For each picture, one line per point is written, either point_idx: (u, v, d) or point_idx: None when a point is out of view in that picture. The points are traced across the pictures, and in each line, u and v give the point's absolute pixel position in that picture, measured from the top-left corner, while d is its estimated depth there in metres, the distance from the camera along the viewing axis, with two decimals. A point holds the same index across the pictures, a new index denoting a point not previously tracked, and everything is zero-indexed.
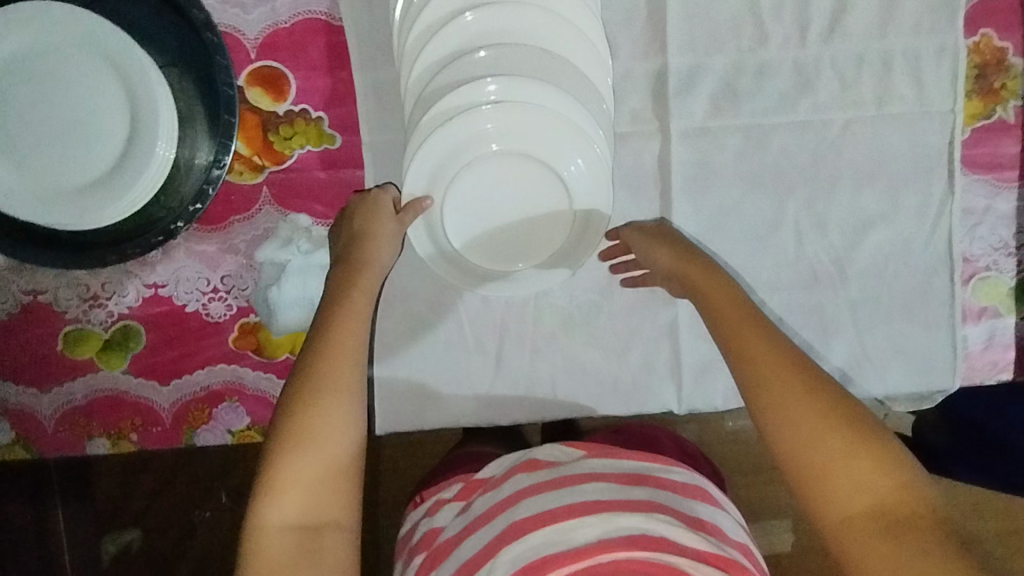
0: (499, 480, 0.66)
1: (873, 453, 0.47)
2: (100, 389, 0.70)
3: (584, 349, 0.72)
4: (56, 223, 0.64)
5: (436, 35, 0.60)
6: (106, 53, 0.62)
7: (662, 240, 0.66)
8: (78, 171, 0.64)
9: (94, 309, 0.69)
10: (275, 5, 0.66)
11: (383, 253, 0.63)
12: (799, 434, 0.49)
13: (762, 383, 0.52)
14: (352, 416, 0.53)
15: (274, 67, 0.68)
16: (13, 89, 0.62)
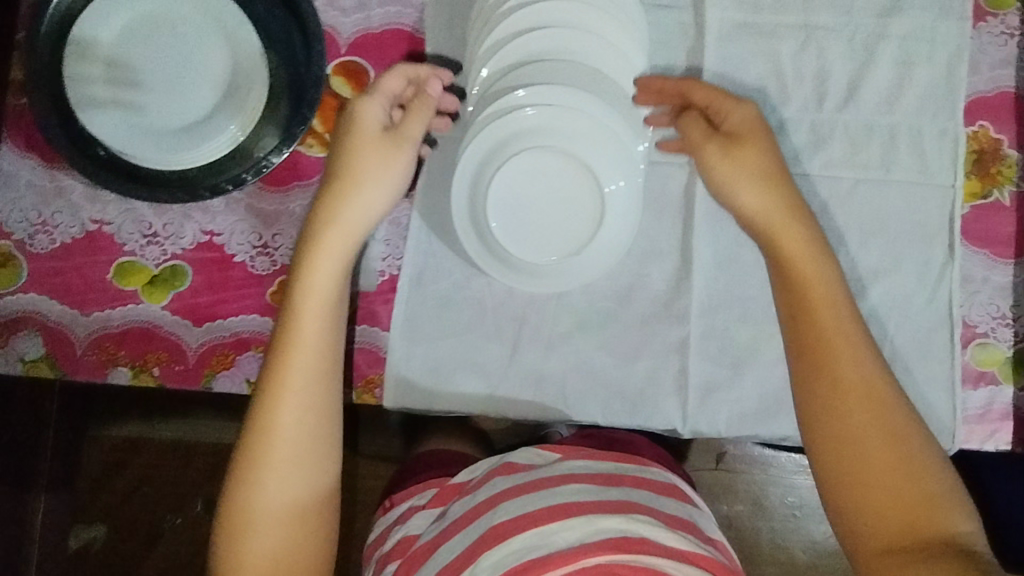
0: (477, 485, 0.65)
1: (908, 486, 0.55)
2: (137, 319, 0.73)
3: (594, 350, 0.75)
4: (149, 158, 0.72)
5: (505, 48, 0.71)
6: (223, 25, 0.73)
7: (737, 177, 0.68)
8: (174, 118, 0.73)
9: (150, 245, 0.74)
10: (371, 14, 0.79)
11: (333, 264, 0.63)
12: (840, 460, 0.57)
13: (835, 396, 0.59)
14: (302, 456, 0.60)
15: (359, 62, 0.78)
16: (138, 44, 0.73)
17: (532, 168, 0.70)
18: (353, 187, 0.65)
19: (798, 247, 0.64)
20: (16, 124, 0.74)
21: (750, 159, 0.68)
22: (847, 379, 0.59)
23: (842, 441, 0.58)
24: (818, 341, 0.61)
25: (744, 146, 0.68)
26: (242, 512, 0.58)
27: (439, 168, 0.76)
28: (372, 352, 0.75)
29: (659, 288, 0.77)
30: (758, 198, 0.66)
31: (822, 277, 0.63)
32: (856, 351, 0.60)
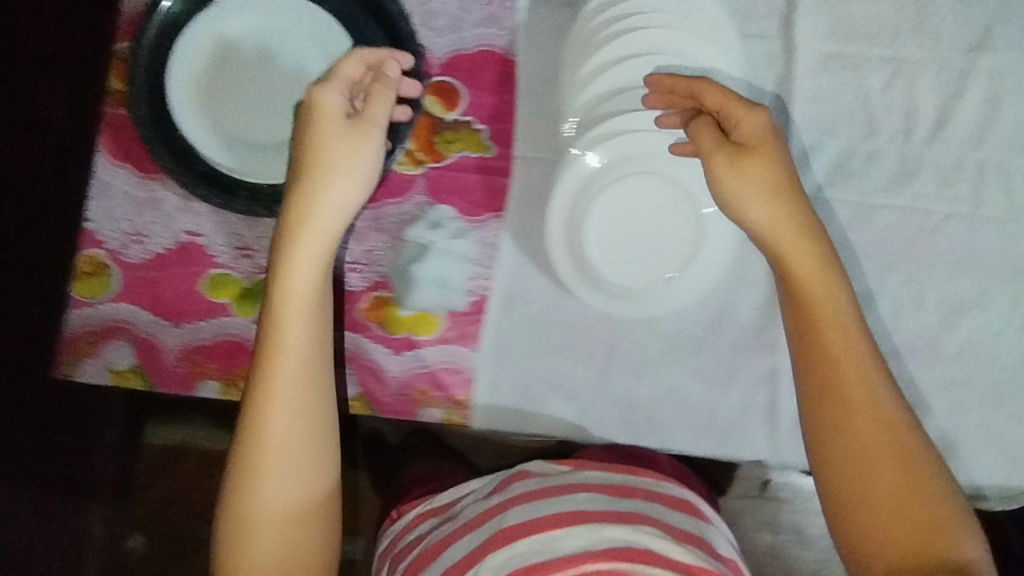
0: (484, 492, 0.65)
1: (912, 509, 0.57)
2: (227, 333, 0.73)
3: (686, 380, 0.76)
4: (244, 173, 0.72)
5: (609, 71, 0.70)
6: (321, 43, 0.73)
7: (751, 191, 0.63)
8: (269, 134, 0.73)
9: (242, 258, 0.74)
10: (463, 34, 0.78)
11: (312, 264, 0.61)
12: (854, 479, 0.59)
13: (844, 423, 0.60)
14: (298, 454, 0.59)
15: (450, 82, 0.78)
16: (235, 58, 0.72)
17: (633, 191, 0.69)
18: (323, 180, 0.61)
19: (809, 264, 0.62)
20: (112, 133, 0.74)
21: (761, 168, 0.63)
22: (859, 405, 0.60)
23: (852, 467, 0.59)
24: (824, 369, 0.61)
25: (750, 159, 0.63)
26: (236, 521, 0.58)
27: (532, 192, 0.76)
28: (461, 373, 0.74)
29: (748, 317, 0.76)
30: (770, 215, 0.63)
31: (823, 303, 0.62)
32: (862, 375, 0.60)
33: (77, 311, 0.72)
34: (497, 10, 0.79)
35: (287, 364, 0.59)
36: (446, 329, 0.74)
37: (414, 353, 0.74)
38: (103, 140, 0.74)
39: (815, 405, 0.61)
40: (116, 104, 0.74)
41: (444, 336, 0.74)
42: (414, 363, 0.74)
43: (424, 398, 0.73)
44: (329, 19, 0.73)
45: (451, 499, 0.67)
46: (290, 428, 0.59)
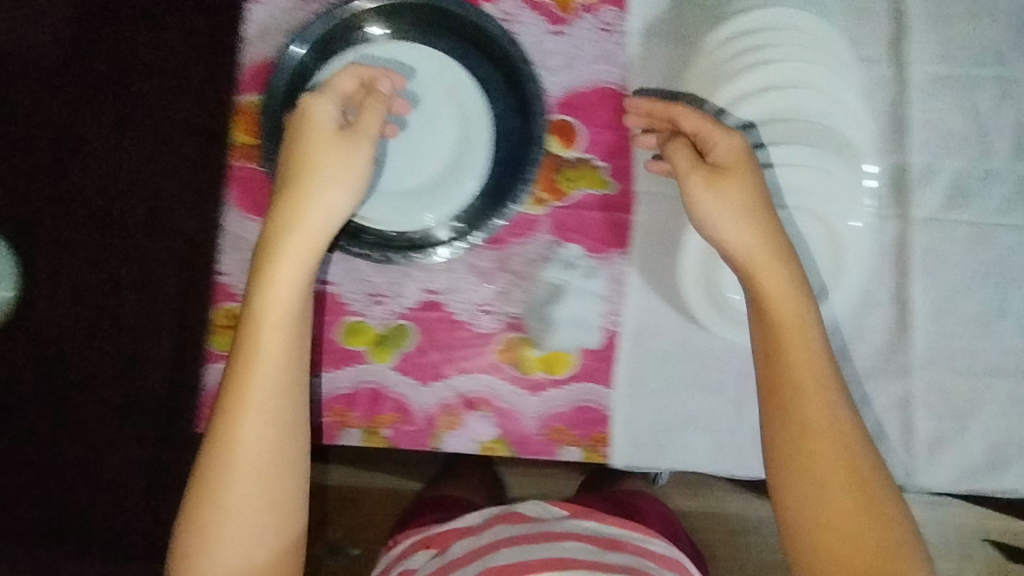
0: (480, 528, 0.70)
1: (864, 526, 0.60)
2: (364, 380, 0.73)
3: None
4: (382, 222, 0.72)
5: (744, 104, 0.71)
6: (450, 89, 0.74)
7: (729, 205, 0.65)
8: (402, 182, 0.73)
9: (374, 305, 0.74)
10: (578, 72, 0.78)
11: (291, 283, 0.62)
12: (815, 487, 0.61)
13: (802, 437, 0.62)
14: (269, 470, 0.61)
15: (568, 121, 0.78)
16: None
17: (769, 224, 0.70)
18: (298, 202, 0.63)
19: (780, 290, 0.64)
20: (242, 186, 0.75)
21: (743, 201, 0.65)
22: (815, 422, 0.62)
23: (802, 476, 0.62)
24: (791, 382, 0.63)
25: (729, 189, 0.65)
26: (203, 522, 0.60)
27: (656, 228, 0.77)
28: (596, 410, 0.74)
29: (877, 342, 0.77)
30: (749, 232, 0.64)
31: (801, 329, 0.63)
32: (825, 395, 0.63)
33: (217, 365, 0.74)
34: (610, 46, 0.79)
35: (265, 382, 0.61)
36: (579, 367, 0.74)
37: (549, 392, 0.74)
38: (233, 194, 0.75)
39: (780, 415, 0.63)
40: (241, 158, 0.75)
41: (577, 373, 0.74)
42: (550, 403, 0.74)
43: (562, 436, 0.74)
44: (456, 66, 0.74)
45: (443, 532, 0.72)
46: (262, 443, 0.61)
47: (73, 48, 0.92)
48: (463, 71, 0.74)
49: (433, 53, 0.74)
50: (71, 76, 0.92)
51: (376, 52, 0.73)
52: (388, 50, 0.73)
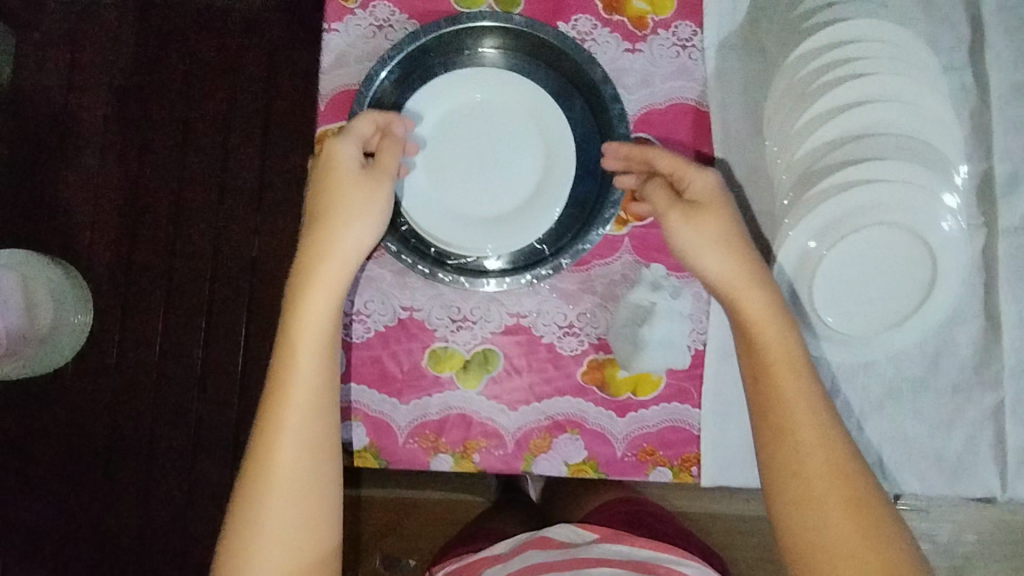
0: (510, 555, 0.78)
1: (872, 555, 0.57)
2: (453, 405, 0.74)
3: (909, 420, 0.75)
4: (469, 248, 0.72)
5: (836, 118, 0.69)
6: (531, 112, 0.73)
7: (709, 241, 0.64)
8: (487, 210, 0.73)
9: (460, 330, 0.74)
10: (655, 89, 0.78)
11: (321, 311, 0.64)
12: (821, 529, 0.58)
13: (798, 464, 0.60)
14: (284, 519, 0.61)
15: (646, 138, 0.78)
16: (447, 135, 0.73)
17: (861, 241, 0.70)
18: (325, 241, 0.65)
19: (763, 323, 0.63)
20: None
21: (722, 235, 0.64)
22: (808, 447, 0.60)
23: (801, 502, 0.59)
24: (784, 408, 0.61)
25: (708, 223, 0.64)
26: (236, 548, 0.60)
27: None
28: (686, 430, 0.74)
29: (965, 353, 0.76)
30: (728, 263, 0.64)
31: (791, 357, 0.62)
32: (814, 419, 0.61)
33: None
34: (686, 62, 0.79)
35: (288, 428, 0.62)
36: (667, 387, 0.74)
37: (638, 413, 0.74)
38: None
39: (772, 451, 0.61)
40: None
41: (665, 393, 0.74)
42: (639, 424, 0.74)
43: (652, 456, 0.74)
44: (536, 88, 0.73)
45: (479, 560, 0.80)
46: (281, 491, 0.61)
47: (153, 90, 1.02)
48: (543, 93, 0.73)
49: (518, 79, 0.73)
50: (154, 117, 1.02)
51: (460, 79, 0.73)
52: (473, 77, 0.73)
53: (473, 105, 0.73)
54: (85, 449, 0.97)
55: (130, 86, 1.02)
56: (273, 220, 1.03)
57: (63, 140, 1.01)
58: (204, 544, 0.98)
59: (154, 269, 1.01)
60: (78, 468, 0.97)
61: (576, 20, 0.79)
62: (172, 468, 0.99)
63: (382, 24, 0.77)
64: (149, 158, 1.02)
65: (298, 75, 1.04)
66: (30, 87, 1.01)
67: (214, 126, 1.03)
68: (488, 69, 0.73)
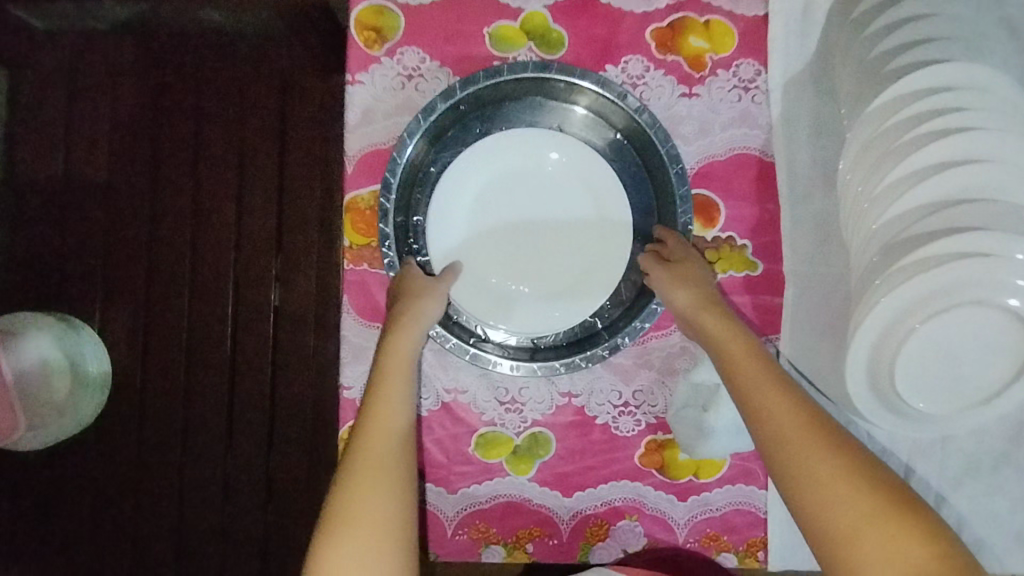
0: None
1: (899, 525, 0.49)
2: (504, 493, 0.69)
3: (991, 498, 0.70)
4: (516, 330, 0.67)
5: (928, 180, 0.61)
6: (583, 177, 0.68)
7: (679, 273, 0.64)
8: (537, 287, 0.68)
9: (509, 413, 0.69)
10: (713, 138, 0.71)
11: (402, 381, 0.60)
12: (825, 501, 0.50)
13: (778, 435, 0.54)
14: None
15: (706, 195, 0.71)
16: (490, 206, 0.68)
17: (949, 320, 0.63)
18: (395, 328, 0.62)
19: (736, 339, 0.60)
20: (356, 292, 0.70)
21: (691, 273, 0.64)
22: (787, 425, 0.54)
23: (813, 487, 0.51)
24: (758, 395, 0.56)
25: (680, 265, 0.65)
26: None
27: (810, 312, 0.69)
28: (752, 513, 0.69)
29: None
30: (694, 295, 0.63)
31: (752, 353, 0.59)
32: (787, 397, 0.56)
33: None
34: (749, 107, 0.71)
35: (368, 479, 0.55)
36: (731, 468, 0.69)
37: (701, 496, 0.69)
38: (347, 298, 0.70)
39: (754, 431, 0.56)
40: (353, 261, 0.70)
41: (728, 475, 0.69)
42: (701, 508, 0.69)
43: (716, 542, 0.69)
44: (588, 150, 0.68)
45: None
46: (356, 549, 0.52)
47: (161, 130, 0.93)
48: (597, 155, 0.68)
49: (578, 146, 0.68)
50: (164, 158, 0.93)
51: (509, 141, 0.67)
52: (524, 142, 0.67)
53: (524, 173, 0.68)
54: (109, 520, 0.91)
55: (137, 125, 0.93)
56: (294, 267, 0.94)
57: (71, 189, 0.93)
58: None
59: (170, 326, 0.92)
60: (101, 542, 0.91)
61: (626, 62, 0.71)
62: (197, 539, 0.92)
63: (411, 72, 0.70)
64: (160, 204, 0.93)
65: (314, 104, 0.94)
66: (31, 134, 0.93)
67: (226, 165, 0.93)
68: (533, 130, 0.67)
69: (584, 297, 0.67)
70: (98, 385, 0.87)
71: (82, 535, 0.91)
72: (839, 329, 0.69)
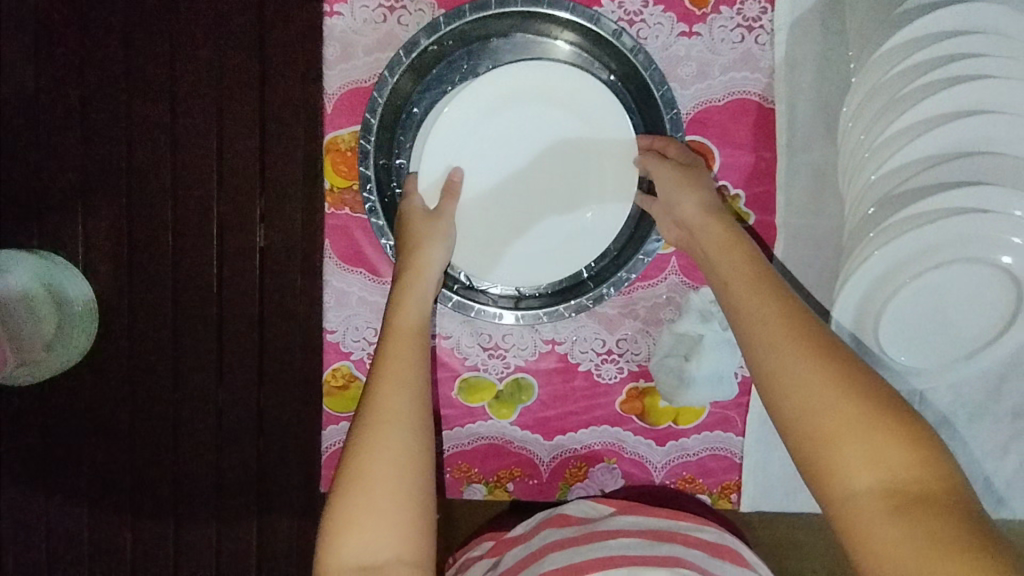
0: (526, 535, 0.64)
1: (882, 421, 0.47)
2: (486, 436, 0.71)
3: (964, 447, 0.72)
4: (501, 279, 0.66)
5: (936, 130, 0.59)
6: (586, 118, 0.64)
7: (684, 183, 0.62)
8: (532, 240, 0.66)
9: (492, 358, 0.70)
10: (712, 82, 0.68)
11: (416, 304, 0.61)
12: (808, 396, 0.49)
13: (766, 336, 0.53)
14: (394, 466, 0.53)
15: (702, 142, 0.69)
16: (490, 147, 0.64)
17: (940, 276, 0.62)
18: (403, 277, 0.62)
19: (737, 256, 0.58)
20: (338, 236, 0.69)
21: (694, 188, 0.62)
22: (773, 343, 0.52)
23: (794, 379, 0.50)
24: (746, 294, 0.56)
25: (684, 183, 0.62)
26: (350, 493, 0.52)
27: (799, 263, 0.69)
28: (727, 458, 0.71)
29: None
30: (694, 205, 0.61)
31: (746, 273, 0.57)
32: (772, 313, 0.53)
33: (333, 426, 0.71)
34: (752, 48, 0.68)
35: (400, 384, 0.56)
36: (710, 415, 0.71)
37: (679, 442, 0.71)
38: (329, 243, 0.69)
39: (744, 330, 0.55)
40: (335, 205, 0.69)
41: (707, 422, 0.71)
42: (679, 453, 0.71)
43: (691, 484, 0.71)
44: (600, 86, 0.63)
45: (494, 543, 0.66)
46: (395, 440, 0.54)
47: (130, 54, 0.86)
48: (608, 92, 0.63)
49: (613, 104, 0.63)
50: (138, 87, 0.86)
51: (535, 70, 0.63)
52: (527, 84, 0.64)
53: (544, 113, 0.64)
54: (110, 452, 0.95)
55: (106, 49, 0.86)
56: (278, 207, 0.88)
57: (43, 120, 0.87)
58: (233, 540, 0.97)
59: (157, 265, 0.90)
60: (105, 472, 0.95)
61: None
62: (196, 472, 0.95)
63: (393, 3, 0.66)
64: (138, 137, 0.87)
65: (293, 17, 0.84)
66: None
67: (204, 93, 0.86)
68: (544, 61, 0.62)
69: (578, 254, 0.66)
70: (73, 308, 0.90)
71: (85, 465, 0.95)
72: (826, 282, 0.69)
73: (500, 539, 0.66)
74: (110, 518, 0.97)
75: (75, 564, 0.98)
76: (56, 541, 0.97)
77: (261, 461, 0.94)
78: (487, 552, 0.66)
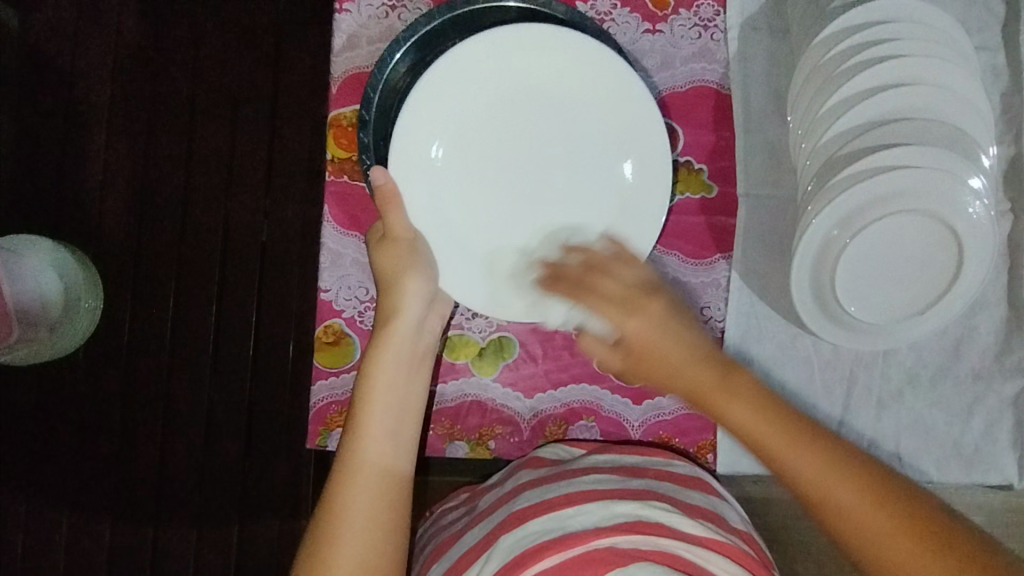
0: (502, 480, 0.68)
1: (917, 534, 0.48)
2: (468, 393, 0.74)
3: (927, 409, 0.75)
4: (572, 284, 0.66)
5: (872, 98, 0.66)
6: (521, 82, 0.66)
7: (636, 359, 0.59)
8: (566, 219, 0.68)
9: (475, 317, 0.73)
10: (675, 71, 0.77)
11: (395, 363, 0.64)
12: (850, 527, 0.50)
13: (795, 484, 0.52)
14: (373, 522, 0.57)
15: (668, 123, 0.77)
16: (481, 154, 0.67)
17: (883, 227, 0.68)
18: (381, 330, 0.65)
19: (738, 387, 0.55)
20: (336, 201, 0.75)
21: (665, 336, 0.58)
22: (804, 471, 0.51)
23: (836, 515, 0.50)
24: (765, 439, 0.53)
25: (644, 343, 0.58)
26: (324, 539, 0.56)
27: (761, 231, 0.75)
28: (703, 418, 0.74)
29: (988, 342, 0.74)
30: (663, 369, 0.57)
31: (769, 408, 0.53)
32: (803, 445, 0.52)
33: (321, 381, 0.75)
34: (708, 43, 0.77)
35: (376, 447, 0.60)
36: None
37: (654, 401, 0.74)
38: (328, 209, 0.75)
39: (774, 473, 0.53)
40: (335, 173, 0.75)
41: None
42: (655, 412, 0.74)
43: (668, 444, 0.74)
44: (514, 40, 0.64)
45: (475, 490, 0.70)
46: (370, 502, 0.57)
47: (157, 62, 0.95)
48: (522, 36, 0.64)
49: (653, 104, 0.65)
50: (162, 93, 0.95)
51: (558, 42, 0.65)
52: None
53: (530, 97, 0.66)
54: (97, 443, 0.95)
55: (137, 57, 0.95)
56: (281, 200, 0.94)
57: (72, 120, 0.96)
58: (211, 539, 0.94)
59: (161, 253, 0.95)
60: (90, 460, 0.95)
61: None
62: (181, 463, 0.94)
63: (394, 3, 0.76)
64: (158, 138, 0.95)
65: (306, 32, 0.94)
66: (33, 68, 0.96)
67: (220, 94, 0.94)
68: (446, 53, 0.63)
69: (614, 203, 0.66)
70: (80, 307, 0.91)
71: (71, 453, 0.95)
72: (783, 248, 0.75)
73: (476, 489, 0.70)
74: (89, 515, 0.95)
75: (52, 562, 0.95)
76: (35, 534, 0.95)
77: (247, 451, 0.93)
78: (462, 501, 0.70)
